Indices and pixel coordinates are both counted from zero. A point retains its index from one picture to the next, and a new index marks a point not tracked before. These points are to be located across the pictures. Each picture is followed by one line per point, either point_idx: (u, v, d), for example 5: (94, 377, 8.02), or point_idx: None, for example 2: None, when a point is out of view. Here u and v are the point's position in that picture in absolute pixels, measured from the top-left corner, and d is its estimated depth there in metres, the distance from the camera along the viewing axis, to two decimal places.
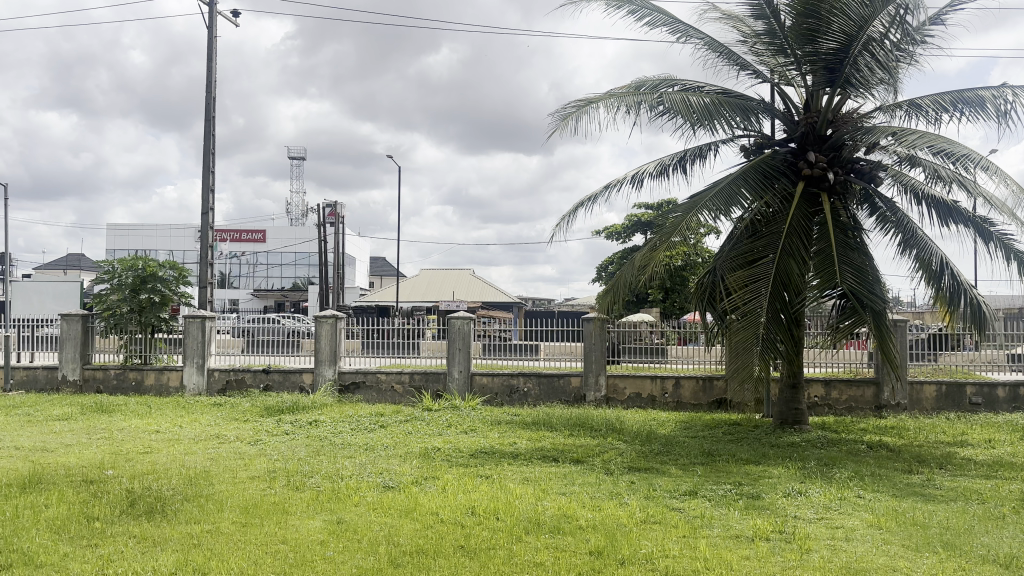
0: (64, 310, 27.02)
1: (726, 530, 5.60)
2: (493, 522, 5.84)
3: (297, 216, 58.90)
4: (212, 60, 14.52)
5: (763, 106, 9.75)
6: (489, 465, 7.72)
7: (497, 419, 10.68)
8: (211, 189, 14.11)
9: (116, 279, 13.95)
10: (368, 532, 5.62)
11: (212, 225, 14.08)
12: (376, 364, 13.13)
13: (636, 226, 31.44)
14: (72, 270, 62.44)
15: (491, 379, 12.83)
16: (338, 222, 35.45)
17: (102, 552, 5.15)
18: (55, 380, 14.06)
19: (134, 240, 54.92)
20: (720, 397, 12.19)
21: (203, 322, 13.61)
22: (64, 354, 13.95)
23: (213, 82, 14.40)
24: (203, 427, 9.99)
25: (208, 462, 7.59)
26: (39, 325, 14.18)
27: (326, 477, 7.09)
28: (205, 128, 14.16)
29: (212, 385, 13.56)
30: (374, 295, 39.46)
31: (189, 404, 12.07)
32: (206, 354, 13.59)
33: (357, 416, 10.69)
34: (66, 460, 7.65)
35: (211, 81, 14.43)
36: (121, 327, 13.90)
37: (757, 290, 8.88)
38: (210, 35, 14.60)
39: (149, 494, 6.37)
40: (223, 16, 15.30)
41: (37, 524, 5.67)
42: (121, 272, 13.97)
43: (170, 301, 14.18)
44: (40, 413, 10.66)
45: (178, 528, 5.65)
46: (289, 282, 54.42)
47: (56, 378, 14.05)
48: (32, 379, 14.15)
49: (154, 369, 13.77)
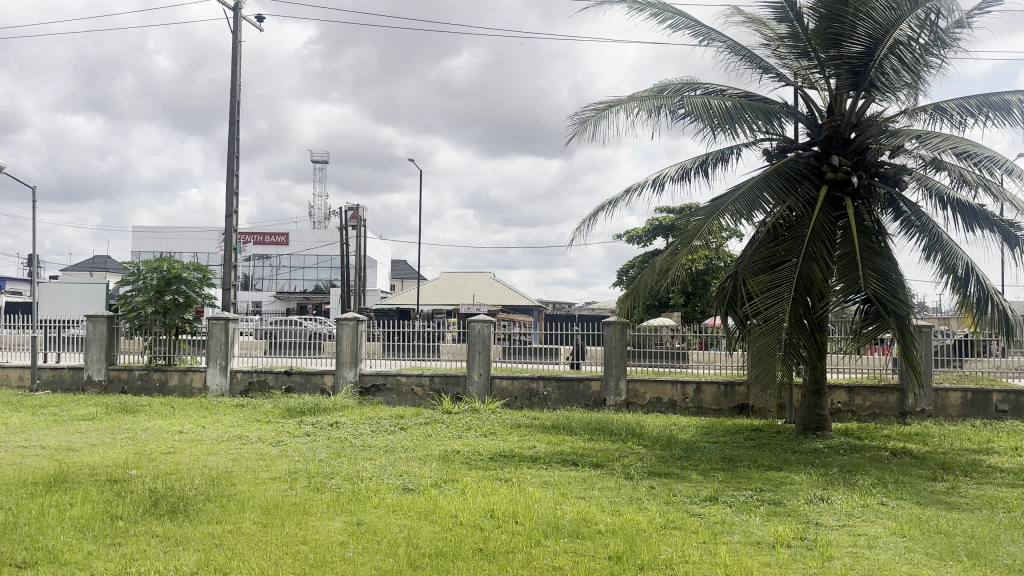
0: (92, 311, 27.43)
1: (747, 536, 5.56)
2: (513, 525, 5.84)
3: (319, 219, 59.35)
4: (236, 64, 14.67)
5: (785, 110, 9.69)
6: (509, 468, 7.72)
7: (517, 423, 10.68)
8: (235, 192, 14.25)
9: (141, 280, 14.16)
10: (387, 533, 5.66)
11: (235, 227, 14.23)
12: (397, 366, 13.22)
13: (657, 230, 31.32)
14: (99, 272, 63.37)
15: (511, 383, 12.80)
16: (360, 225, 35.66)
17: (126, 550, 5.22)
18: (80, 380, 14.27)
19: (158, 242, 55.64)
20: (743, 402, 12.10)
21: (227, 324, 13.77)
22: (90, 354, 14.15)
23: (238, 87, 14.56)
24: (226, 427, 10.08)
25: (231, 462, 7.67)
26: (66, 326, 14.43)
27: (347, 478, 7.13)
28: (230, 132, 14.31)
29: (235, 386, 13.69)
30: (394, 298, 39.62)
31: (213, 405, 12.18)
32: (230, 355, 13.72)
33: (378, 418, 10.75)
34: (91, 459, 7.77)
35: (235, 85, 14.58)
36: (146, 328, 14.09)
37: (780, 294, 8.81)
38: (235, 40, 14.76)
39: (172, 494, 6.43)
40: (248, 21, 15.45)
41: (61, 522, 5.75)
42: (146, 274, 14.18)
43: (195, 302, 14.33)
44: (66, 413, 10.83)
45: (199, 528, 5.70)
46: (310, 285, 54.87)
47: (82, 379, 14.26)
48: (59, 379, 14.35)
49: (178, 370, 13.93)
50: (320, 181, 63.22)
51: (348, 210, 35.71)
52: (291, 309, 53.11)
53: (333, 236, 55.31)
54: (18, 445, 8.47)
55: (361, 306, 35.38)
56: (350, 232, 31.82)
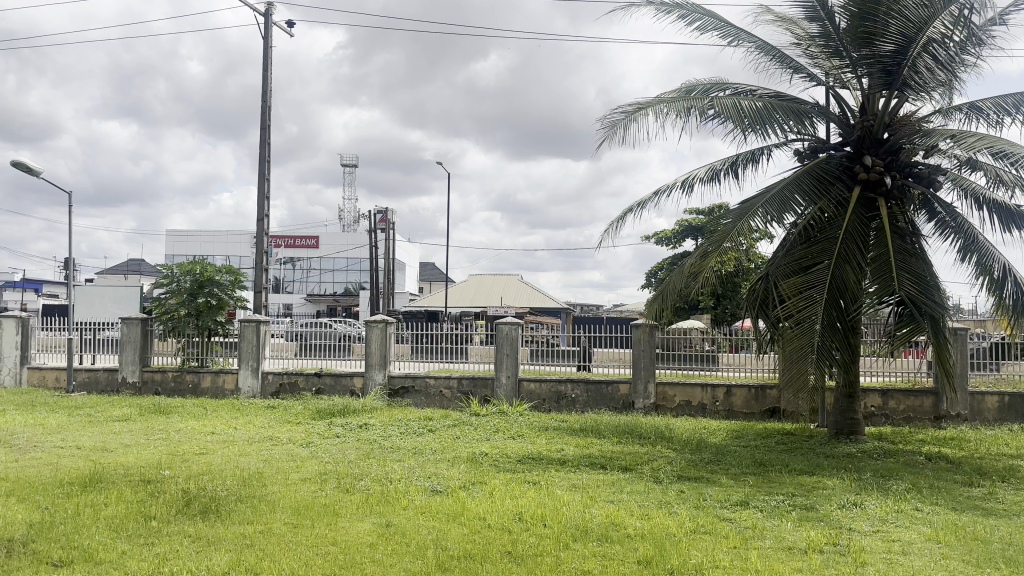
0: (127, 313, 27.92)
1: (778, 541, 5.49)
2: (541, 528, 5.83)
3: (348, 222, 59.87)
4: (268, 69, 14.85)
5: (817, 110, 9.57)
6: (537, 471, 7.70)
7: (545, 425, 10.67)
8: (266, 196, 14.41)
9: (175, 283, 14.45)
10: (416, 535, 5.67)
11: (267, 231, 14.39)
12: (426, 368, 13.24)
13: (686, 232, 31.06)
14: (134, 275, 64.59)
15: (539, 385, 12.76)
16: (389, 227, 35.92)
17: (159, 549, 5.31)
18: (115, 381, 14.54)
19: (191, 246, 56.54)
20: (774, 406, 11.94)
21: (259, 326, 13.95)
22: (125, 355, 14.43)
23: (270, 92, 14.73)
24: (257, 428, 10.20)
25: (263, 464, 7.74)
26: (101, 328, 14.65)
27: (376, 480, 7.17)
28: (261, 137, 14.49)
29: (267, 387, 13.84)
30: (422, 300, 39.81)
31: (244, 406, 12.33)
32: (261, 358, 13.87)
33: (406, 420, 10.79)
34: (125, 460, 7.90)
35: (267, 90, 14.76)
36: (180, 330, 14.28)
37: (811, 297, 8.70)
38: (266, 45, 14.94)
39: (205, 494, 6.53)
40: (279, 27, 15.66)
41: (97, 522, 5.86)
42: (180, 277, 14.47)
43: (227, 305, 14.57)
44: (101, 414, 11.02)
45: (231, 528, 5.77)
46: (340, 287, 55.37)
47: (117, 380, 14.52)
48: (94, 380, 14.64)
49: (210, 372, 14.11)
50: (348, 185, 63.81)
51: (378, 213, 35.98)
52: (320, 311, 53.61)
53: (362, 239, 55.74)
54: (56, 445, 8.65)
55: (389, 308, 35.63)
56: (378, 234, 32.00)
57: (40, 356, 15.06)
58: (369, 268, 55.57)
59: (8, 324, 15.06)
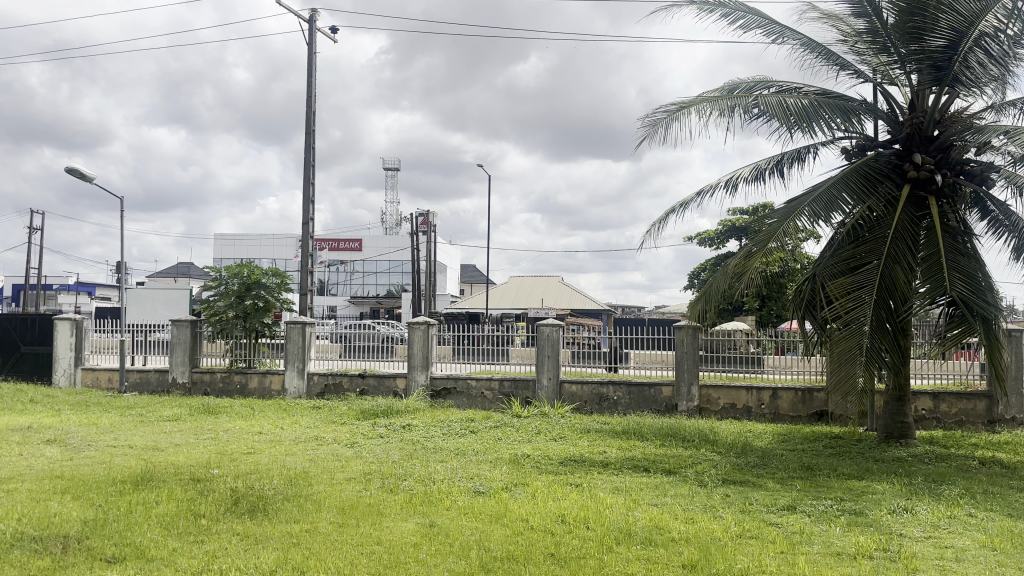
0: (177, 316, 28.62)
1: (826, 546, 5.38)
2: (584, 531, 5.81)
3: (390, 225, 60.53)
4: (312, 75, 15.09)
5: (864, 107, 9.38)
6: (579, 473, 7.67)
7: (588, 428, 10.63)
8: (311, 200, 14.64)
9: (222, 286, 14.78)
10: (460, 536, 5.70)
11: (311, 234, 14.62)
12: (468, 369, 13.32)
13: (730, 232, 30.67)
14: (183, 278, 66.24)
15: (581, 387, 12.72)
16: (430, 230, 36.20)
17: (209, 547, 5.43)
18: (166, 382, 14.90)
19: (238, 250, 57.76)
20: (821, 409, 11.73)
21: (304, 328, 14.11)
22: (175, 356, 14.77)
23: (314, 97, 14.97)
24: (303, 428, 10.36)
25: (309, 463, 7.86)
26: (152, 330, 15.07)
27: (419, 481, 7.22)
28: (306, 142, 14.73)
29: (312, 388, 14.05)
30: (463, 303, 40.07)
31: (290, 406, 12.53)
32: (306, 359, 14.09)
33: (448, 421, 10.86)
34: (175, 459, 8.10)
35: (311, 96, 15.00)
36: (228, 332, 14.60)
37: (859, 298, 8.52)
38: (311, 52, 15.18)
39: (252, 493, 6.65)
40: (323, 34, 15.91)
41: (148, 519, 6.02)
42: (228, 279, 14.81)
43: (274, 307, 14.96)
44: (153, 414, 11.31)
45: (278, 527, 5.87)
46: (383, 289, 55.98)
47: (167, 381, 14.88)
48: (146, 381, 15.01)
49: (257, 373, 14.37)
50: (391, 189, 64.55)
51: (419, 216, 36.26)
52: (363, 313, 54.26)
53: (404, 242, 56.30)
54: (109, 444, 8.90)
55: (431, 310, 35.91)
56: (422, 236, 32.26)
57: (93, 357, 15.50)
58: (410, 270, 56.04)
59: (63, 327, 15.54)
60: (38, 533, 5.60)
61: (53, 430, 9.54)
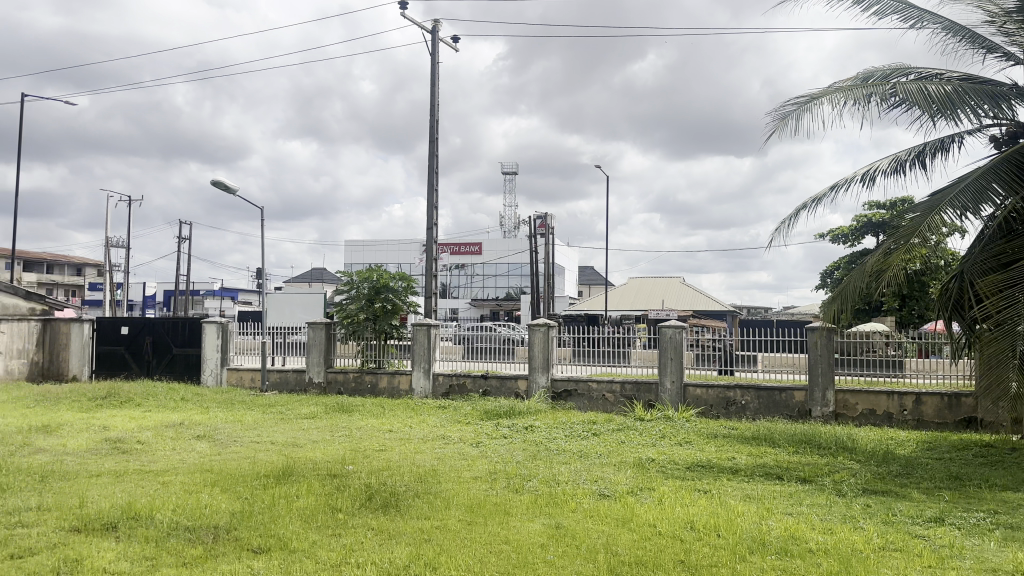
0: (312, 318, 30.19)
1: (981, 563, 4.99)
2: (714, 539, 5.66)
3: (509, 228, 61.58)
4: (436, 85, 15.52)
5: (1017, 91, 8.65)
6: (708, 479, 7.48)
7: (714, 432, 10.37)
8: (435, 206, 15.06)
9: (354, 289, 15.49)
10: (586, 539, 5.69)
11: (436, 239, 15.02)
12: (589, 372, 13.27)
13: (865, 228, 29.14)
14: (317, 282, 70.04)
15: (706, 391, 12.41)
16: (549, 232, 36.56)
17: (346, 540, 5.69)
18: (303, 382, 15.71)
19: (365, 255, 60.50)
20: (970, 416, 10.91)
21: (429, 330, 14.50)
22: (311, 357, 15.55)
23: (438, 106, 15.39)
24: (430, 428, 10.66)
25: (437, 462, 8.08)
26: (291, 332, 15.98)
27: (544, 482, 7.27)
28: (430, 150, 15.16)
29: (437, 388, 14.42)
30: (583, 304, 40.25)
31: (418, 406, 12.92)
32: (432, 360, 14.49)
33: (570, 423, 10.88)
34: (313, 455, 8.51)
35: (435, 105, 15.43)
36: (359, 333, 15.23)
37: (1014, 296, 7.76)
38: (434, 62, 15.62)
39: (385, 489, 6.91)
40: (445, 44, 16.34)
41: (290, 512, 6.36)
42: (359, 283, 15.50)
43: (401, 311, 15.57)
44: (292, 412, 11.98)
45: (410, 523, 6.07)
46: (502, 292, 56.91)
47: (304, 380, 15.69)
48: (285, 381, 15.87)
49: (386, 373, 14.90)
50: (509, 193, 65.66)
51: (538, 219, 36.66)
52: (485, 316, 55.36)
53: (522, 245, 57.09)
54: (253, 440, 9.47)
55: (551, 312, 36.27)
56: (543, 239, 32.71)
57: (237, 358, 16.56)
58: (529, 273, 56.60)
59: (211, 330, 16.72)
60: (193, 522, 6.02)
61: (204, 426, 10.25)
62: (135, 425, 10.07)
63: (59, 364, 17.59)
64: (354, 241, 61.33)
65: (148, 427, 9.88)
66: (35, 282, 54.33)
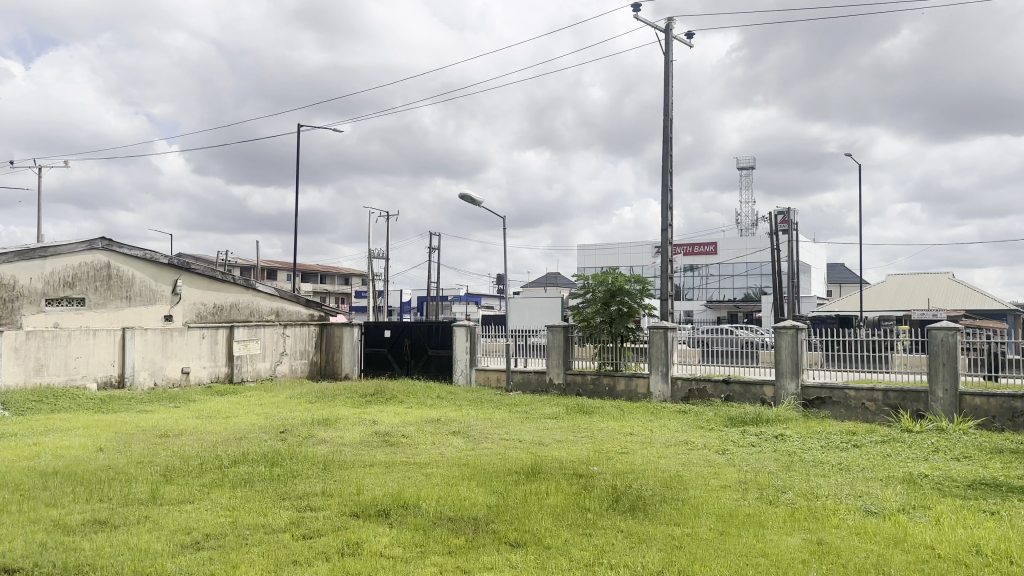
0: (551, 321, 31.18)
1: None
2: (1012, 569, 4.94)
3: (746, 226, 59.21)
4: (668, 83, 15.32)
5: None
6: (997, 501, 6.55)
7: (1001, 448, 9.08)
8: (670, 206, 14.85)
9: (590, 293, 15.70)
10: (854, 558, 5.23)
11: (671, 240, 14.80)
12: (842, 377, 12.42)
13: None
14: (553, 287, 72.34)
15: (987, 401, 10.97)
16: (792, 229, 34.72)
17: (598, 541, 5.74)
18: (544, 383, 16.23)
19: (597, 259, 61.55)
20: None
21: (666, 332, 14.36)
22: (551, 359, 16.08)
23: (671, 105, 15.17)
24: (673, 432, 10.48)
25: (682, 467, 7.91)
26: (531, 335, 16.51)
27: (801, 495, 6.81)
28: (663, 150, 14.98)
29: (677, 392, 14.15)
30: (835, 304, 37.61)
31: (658, 409, 12.76)
32: (670, 362, 14.30)
33: (825, 433, 10.12)
34: (559, 454, 8.73)
35: (668, 103, 15.23)
36: (595, 337, 15.54)
37: None
38: (666, 61, 15.43)
39: (632, 492, 6.89)
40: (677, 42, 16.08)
41: (542, 509, 6.56)
42: (594, 287, 15.64)
43: (638, 312, 15.44)
44: (537, 411, 12.44)
45: (660, 528, 5.99)
46: (740, 293, 54.68)
47: (545, 382, 16.20)
48: (527, 382, 16.47)
49: (624, 376, 14.93)
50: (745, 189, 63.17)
51: (779, 215, 34.85)
52: (723, 317, 53.86)
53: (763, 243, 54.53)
54: (503, 437, 9.94)
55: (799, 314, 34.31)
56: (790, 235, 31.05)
57: (485, 359, 17.51)
58: (769, 272, 53.75)
59: (462, 333, 17.68)
60: (455, 513, 6.44)
61: (458, 422, 10.95)
62: (399, 419, 11.02)
63: (334, 366, 19.97)
64: (587, 245, 62.38)
65: (410, 422, 10.77)
66: (312, 292, 61.74)
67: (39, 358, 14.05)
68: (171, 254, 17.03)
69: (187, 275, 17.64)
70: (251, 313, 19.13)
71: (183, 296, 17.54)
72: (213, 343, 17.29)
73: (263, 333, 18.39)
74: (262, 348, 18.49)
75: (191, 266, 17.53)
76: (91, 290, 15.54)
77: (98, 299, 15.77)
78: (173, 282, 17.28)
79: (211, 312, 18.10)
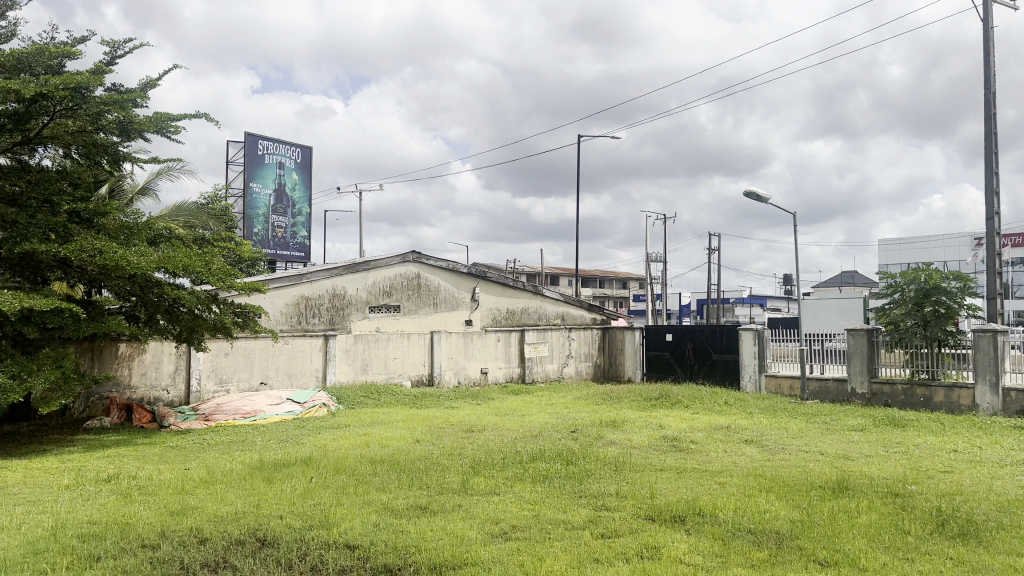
0: (852, 324, 28.83)
1: None
2: None
3: None
4: (989, 50, 13.34)
5: None
6: None
7: None
8: (996, 191, 12.90)
9: (899, 293, 14.16)
10: None
11: (998, 230, 12.83)
12: None
13: None
14: (847, 287, 66.53)
15: None
16: None
17: (922, 567, 5.15)
18: (845, 392, 14.97)
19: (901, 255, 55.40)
20: None
21: (995, 336, 12.51)
22: (853, 366, 14.78)
23: (994, 75, 13.19)
24: (1009, 451, 9.04)
25: None
26: (826, 339, 15.33)
27: None
28: (986, 127, 13.06)
29: (1011, 406, 12.24)
30: None
31: (989, 424, 11.14)
32: (1000, 371, 12.42)
33: None
34: (870, 470, 7.98)
35: (990, 74, 13.27)
36: (907, 341, 13.81)
37: None
38: (986, 26, 13.46)
39: (961, 516, 6.08)
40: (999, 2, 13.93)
41: (852, 527, 6.04)
42: (904, 286, 14.07)
43: (958, 314, 13.36)
44: (838, 422, 11.52)
45: (999, 557, 5.21)
46: None
47: (846, 391, 14.95)
48: (825, 390, 15.31)
49: (943, 387, 13.26)
50: None
51: None
52: None
53: None
54: (802, 448, 9.33)
55: None
56: None
57: (775, 365, 16.55)
58: None
59: (748, 337, 17.09)
60: (755, 525, 6.18)
61: (751, 431, 10.50)
62: (688, 425, 10.88)
63: (616, 367, 20.76)
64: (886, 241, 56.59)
65: (700, 429, 10.57)
66: (590, 294, 63.38)
67: (365, 358, 16.19)
68: (471, 264, 18.43)
69: (485, 283, 18.98)
70: (540, 318, 20.07)
71: (481, 302, 18.89)
72: (507, 345, 18.93)
73: (551, 336, 19.74)
74: (549, 350, 19.80)
75: (488, 274, 18.88)
76: (405, 297, 17.32)
77: (411, 306, 17.54)
78: (472, 290, 18.68)
79: (504, 317, 19.34)
